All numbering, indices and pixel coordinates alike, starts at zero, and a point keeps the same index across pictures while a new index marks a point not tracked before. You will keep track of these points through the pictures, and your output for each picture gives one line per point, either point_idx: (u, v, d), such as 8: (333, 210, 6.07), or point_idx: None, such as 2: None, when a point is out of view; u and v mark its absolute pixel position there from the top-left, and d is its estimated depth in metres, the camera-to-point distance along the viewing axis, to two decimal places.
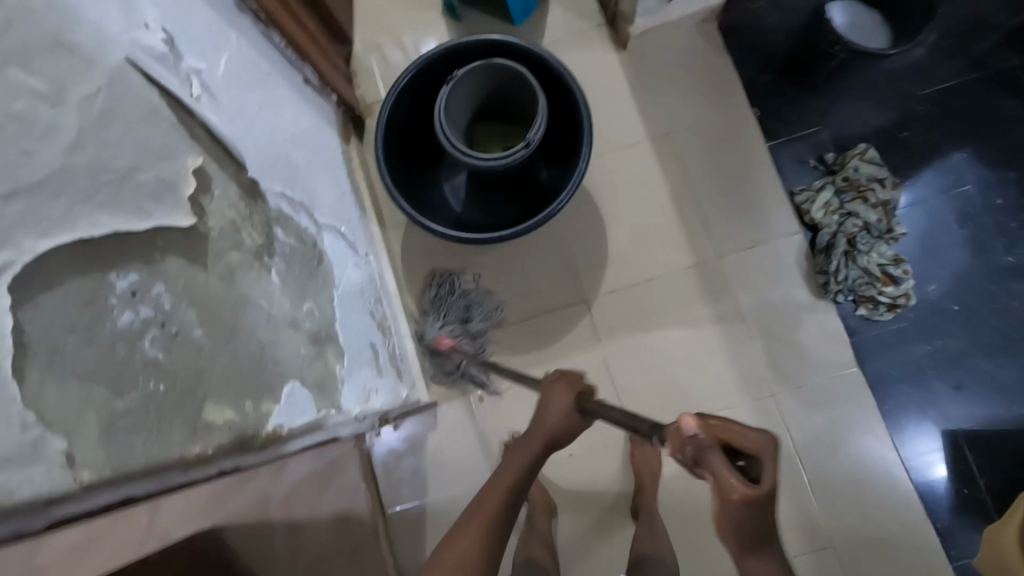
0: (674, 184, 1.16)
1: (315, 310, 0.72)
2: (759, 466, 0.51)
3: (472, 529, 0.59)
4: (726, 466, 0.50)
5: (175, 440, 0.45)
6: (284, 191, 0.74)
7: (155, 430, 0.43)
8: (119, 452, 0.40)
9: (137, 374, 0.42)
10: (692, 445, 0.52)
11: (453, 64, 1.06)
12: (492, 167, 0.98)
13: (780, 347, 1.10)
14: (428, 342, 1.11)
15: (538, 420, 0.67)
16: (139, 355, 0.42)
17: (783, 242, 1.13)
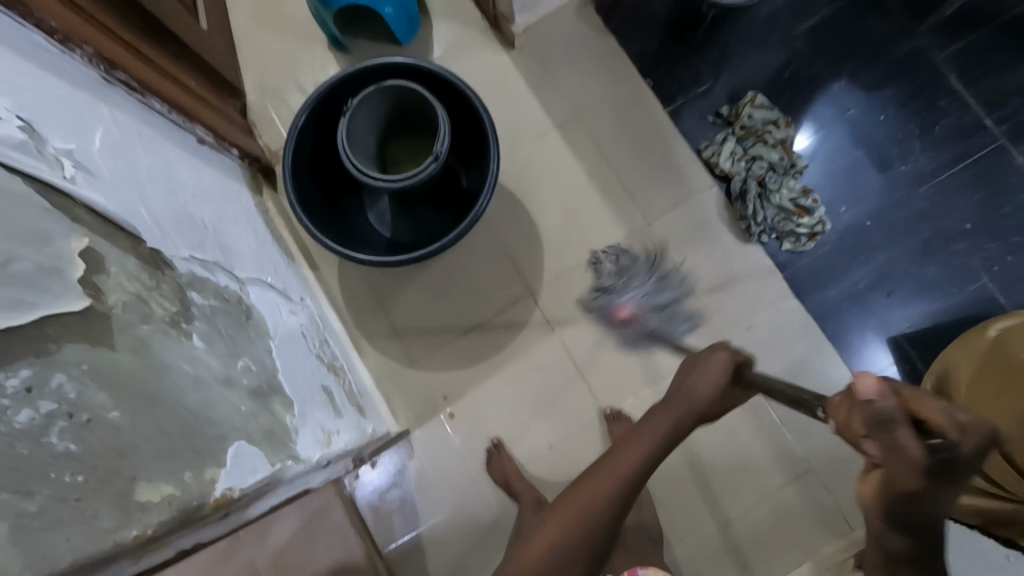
0: (590, 164, 1.19)
1: (252, 365, 0.70)
2: (959, 446, 0.45)
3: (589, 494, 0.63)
4: (912, 443, 0.45)
5: (104, 525, 0.47)
6: (194, 253, 0.72)
7: (76, 519, 0.44)
8: (36, 548, 0.41)
9: (45, 470, 0.41)
10: (874, 412, 0.46)
11: (347, 93, 1.06)
12: (408, 186, 0.98)
13: (673, 326, 1.13)
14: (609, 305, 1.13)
15: (685, 386, 0.68)
16: (47, 450, 0.41)
17: (703, 197, 1.17)
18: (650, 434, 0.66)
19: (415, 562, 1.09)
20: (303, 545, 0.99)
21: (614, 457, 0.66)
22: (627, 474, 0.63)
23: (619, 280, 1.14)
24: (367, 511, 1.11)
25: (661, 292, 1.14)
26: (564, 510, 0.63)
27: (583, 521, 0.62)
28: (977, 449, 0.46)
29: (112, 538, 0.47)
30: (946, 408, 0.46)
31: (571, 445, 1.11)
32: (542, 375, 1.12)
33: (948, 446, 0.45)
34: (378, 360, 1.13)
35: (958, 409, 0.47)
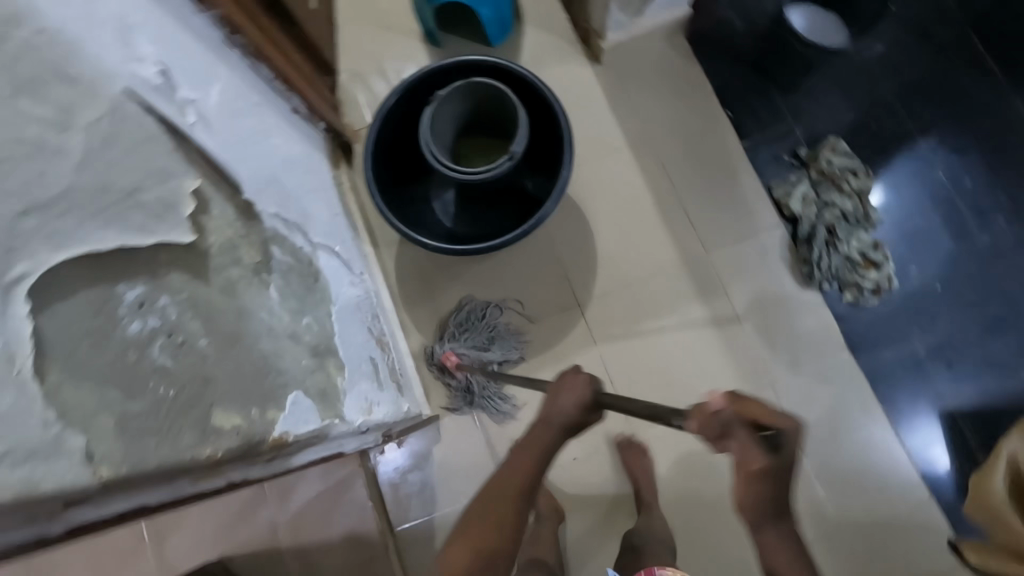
0: (656, 187, 1.20)
1: (314, 324, 0.73)
2: (788, 441, 0.55)
3: (486, 515, 0.62)
4: (749, 439, 0.53)
5: (185, 441, 0.48)
6: (280, 211, 0.75)
7: (163, 429, 0.46)
8: (133, 445, 0.43)
9: (146, 379, 0.45)
10: (720, 420, 0.53)
11: (435, 85, 1.10)
12: (481, 180, 1.01)
13: (496, 398, 1.13)
14: (436, 358, 1.13)
15: (546, 411, 0.66)
16: (150, 361, 0.45)
17: (767, 235, 1.16)
18: (524, 460, 0.65)
19: (423, 546, 1.10)
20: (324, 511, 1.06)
21: (494, 485, 0.64)
22: (510, 495, 0.63)
23: (484, 335, 1.14)
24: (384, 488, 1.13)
25: (489, 348, 1.14)
26: (467, 530, 0.62)
27: (482, 542, 0.60)
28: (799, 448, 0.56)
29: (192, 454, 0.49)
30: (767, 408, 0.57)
31: (593, 460, 1.11)
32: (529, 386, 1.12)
33: (778, 440, 0.55)
34: (419, 344, 1.16)
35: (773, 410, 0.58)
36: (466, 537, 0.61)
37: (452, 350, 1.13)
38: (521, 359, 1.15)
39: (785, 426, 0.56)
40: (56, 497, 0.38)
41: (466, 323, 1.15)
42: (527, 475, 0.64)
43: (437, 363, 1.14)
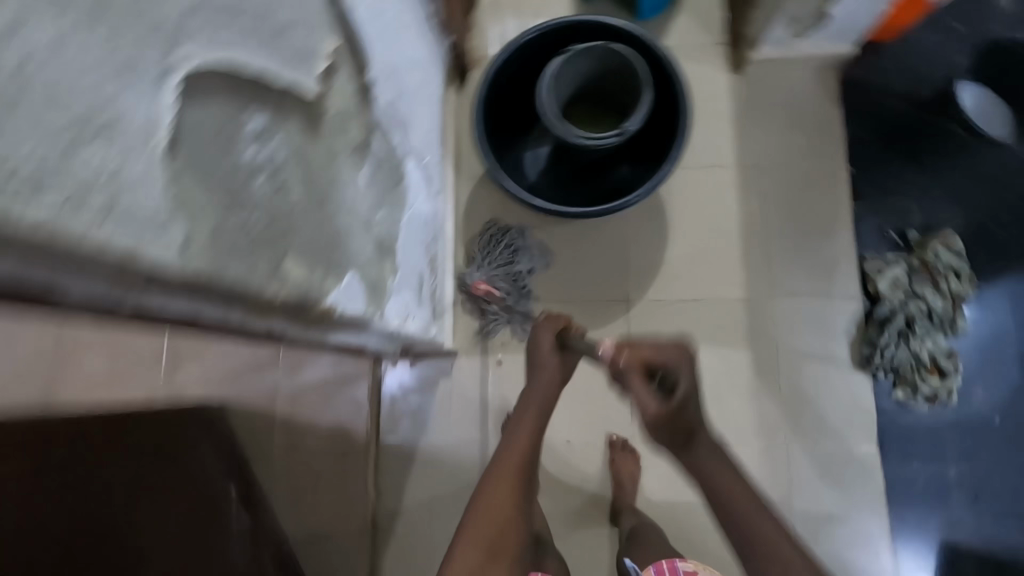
0: (748, 216, 1.14)
1: (385, 220, 0.74)
2: (675, 375, 0.67)
3: (510, 464, 0.72)
4: (640, 382, 0.67)
5: (265, 273, 0.45)
6: (389, 104, 0.77)
7: (252, 256, 0.43)
8: (223, 261, 0.39)
9: (249, 203, 0.43)
10: (615, 366, 0.68)
11: (571, 38, 1.07)
12: (581, 144, 0.98)
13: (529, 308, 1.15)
14: (468, 286, 1.14)
15: (534, 360, 0.81)
16: (255, 190, 0.44)
17: (841, 305, 1.10)
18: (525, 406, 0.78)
19: (401, 465, 1.13)
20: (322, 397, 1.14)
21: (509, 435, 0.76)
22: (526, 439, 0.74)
23: (512, 254, 1.15)
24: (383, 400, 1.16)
25: (518, 265, 1.15)
26: (500, 478, 0.71)
27: (513, 486, 0.71)
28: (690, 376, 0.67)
29: (267, 287, 0.46)
30: (656, 348, 0.69)
31: (584, 451, 1.11)
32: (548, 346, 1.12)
33: (667, 375, 0.67)
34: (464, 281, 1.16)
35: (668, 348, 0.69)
36: (498, 474, 0.72)
37: (484, 277, 1.13)
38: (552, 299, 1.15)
39: (670, 369, 0.68)
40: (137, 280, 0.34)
41: (490, 247, 1.15)
42: (530, 439, 0.74)
43: (468, 293, 1.14)
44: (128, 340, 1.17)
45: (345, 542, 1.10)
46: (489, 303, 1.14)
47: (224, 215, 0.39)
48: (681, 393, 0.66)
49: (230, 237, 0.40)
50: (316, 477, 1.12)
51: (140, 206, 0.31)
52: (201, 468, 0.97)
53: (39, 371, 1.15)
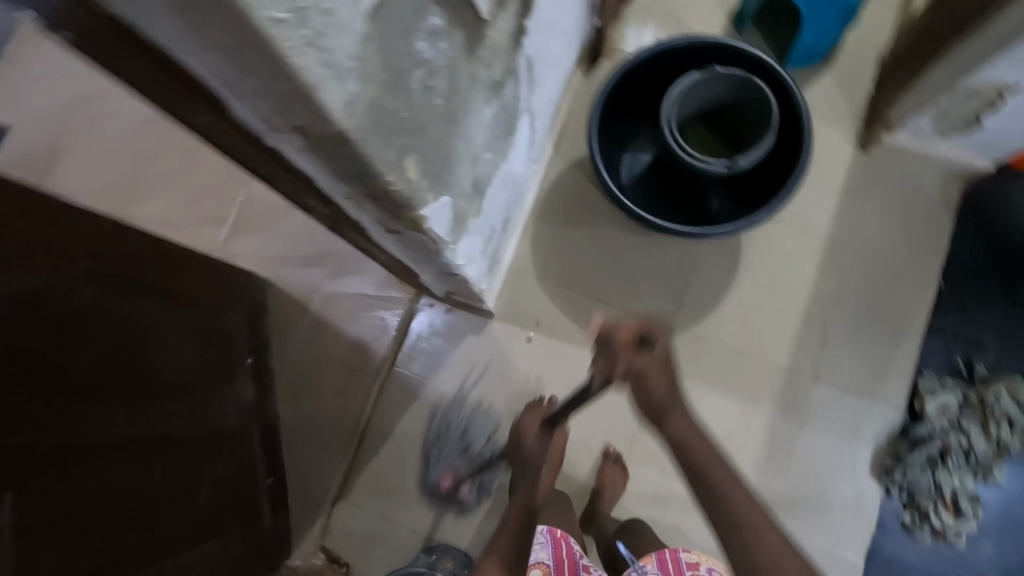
0: (822, 292, 1.11)
1: (487, 163, 0.75)
2: (655, 340, 0.68)
3: (510, 525, 0.86)
4: (628, 353, 0.66)
5: (388, 163, 0.47)
6: (529, 59, 0.79)
7: (385, 140, 0.45)
8: (366, 133, 0.41)
9: (403, 90, 0.44)
10: (602, 340, 0.67)
11: (716, 58, 1.05)
12: (689, 164, 0.97)
13: (486, 489, 1.10)
14: (431, 484, 1.10)
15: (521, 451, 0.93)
16: (411, 81, 0.45)
17: (880, 411, 1.07)
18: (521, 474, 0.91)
19: (403, 399, 1.14)
20: (355, 309, 1.17)
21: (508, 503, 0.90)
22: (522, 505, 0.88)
23: (456, 450, 1.11)
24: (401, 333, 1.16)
25: (472, 448, 1.11)
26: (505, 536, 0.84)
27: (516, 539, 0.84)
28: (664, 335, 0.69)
29: (382, 175, 0.47)
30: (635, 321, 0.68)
31: (578, 451, 1.11)
32: (572, 351, 1.14)
33: (646, 343, 0.67)
34: (523, 251, 1.17)
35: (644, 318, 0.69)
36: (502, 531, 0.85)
37: (448, 471, 1.10)
38: (580, 323, 1.14)
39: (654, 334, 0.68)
40: (298, 113, 0.36)
41: (441, 435, 1.12)
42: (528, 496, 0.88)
43: (431, 488, 1.11)
44: (204, 194, 1.23)
45: (330, 447, 1.14)
46: (460, 494, 1.10)
47: (381, 93, 0.41)
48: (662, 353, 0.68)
49: (379, 116, 0.42)
50: (324, 379, 1.15)
51: (335, 50, 0.33)
52: (226, 331, 1.01)
53: (120, 193, 1.23)
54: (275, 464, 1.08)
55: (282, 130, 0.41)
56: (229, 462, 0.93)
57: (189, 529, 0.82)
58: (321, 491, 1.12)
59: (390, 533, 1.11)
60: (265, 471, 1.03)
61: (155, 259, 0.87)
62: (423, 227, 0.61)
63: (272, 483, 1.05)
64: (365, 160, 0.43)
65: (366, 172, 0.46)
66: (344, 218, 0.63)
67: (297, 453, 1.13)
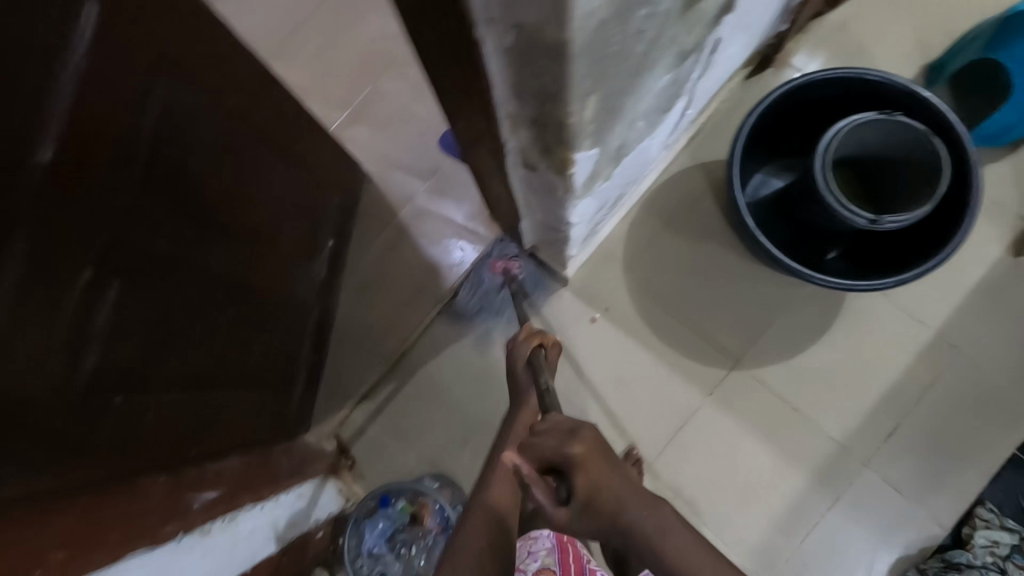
0: (910, 384, 1.04)
1: (637, 130, 0.72)
2: (578, 477, 0.54)
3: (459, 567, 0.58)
4: (542, 488, 0.57)
5: (579, 94, 0.45)
6: (718, 41, 0.74)
7: (588, 69, 0.43)
8: (582, 53, 0.39)
9: (626, 23, 0.42)
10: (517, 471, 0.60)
11: (900, 105, 0.95)
12: (830, 205, 0.90)
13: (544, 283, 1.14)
14: (477, 265, 1.15)
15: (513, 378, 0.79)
16: (636, 16, 0.42)
17: (924, 523, 1.00)
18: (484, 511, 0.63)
19: (453, 331, 1.15)
20: (439, 231, 1.18)
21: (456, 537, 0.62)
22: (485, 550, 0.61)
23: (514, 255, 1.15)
24: (472, 269, 1.16)
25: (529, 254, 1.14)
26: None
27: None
28: (605, 466, 0.54)
29: (566, 104, 0.45)
30: (555, 446, 0.56)
31: None
32: (631, 347, 1.10)
33: (570, 474, 0.54)
34: (618, 234, 1.13)
35: (569, 443, 0.55)
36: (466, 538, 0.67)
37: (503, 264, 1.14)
38: (648, 323, 1.10)
39: (566, 470, 0.54)
40: (537, 8, 0.34)
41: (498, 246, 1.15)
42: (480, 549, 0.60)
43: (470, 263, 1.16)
44: (338, 76, 1.25)
45: (371, 350, 1.15)
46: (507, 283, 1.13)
47: (611, 17, 0.38)
48: (587, 493, 0.53)
49: (598, 40, 0.39)
50: (388, 284, 1.17)
51: None
52: (321, 211, 1.05)
53: (266, 49, 1.26)
54: (321, 346, 1.11)
55: (500, 26, 0.39)
56: (287, 330, 0.98)
57: (245, 373, 0.86)
58: (350, 388, 1.14)
59: (395, 447, 1.12)
60: (311, 349, 1.07)
61: (289, 119, 0.89)
62: (567, 172, 0.59)
63: (313, 362, 1.09)
64: (564, 81, 0.41)
65: (555, 94, 0.44)
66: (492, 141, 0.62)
67: (341, 344, 1.15)
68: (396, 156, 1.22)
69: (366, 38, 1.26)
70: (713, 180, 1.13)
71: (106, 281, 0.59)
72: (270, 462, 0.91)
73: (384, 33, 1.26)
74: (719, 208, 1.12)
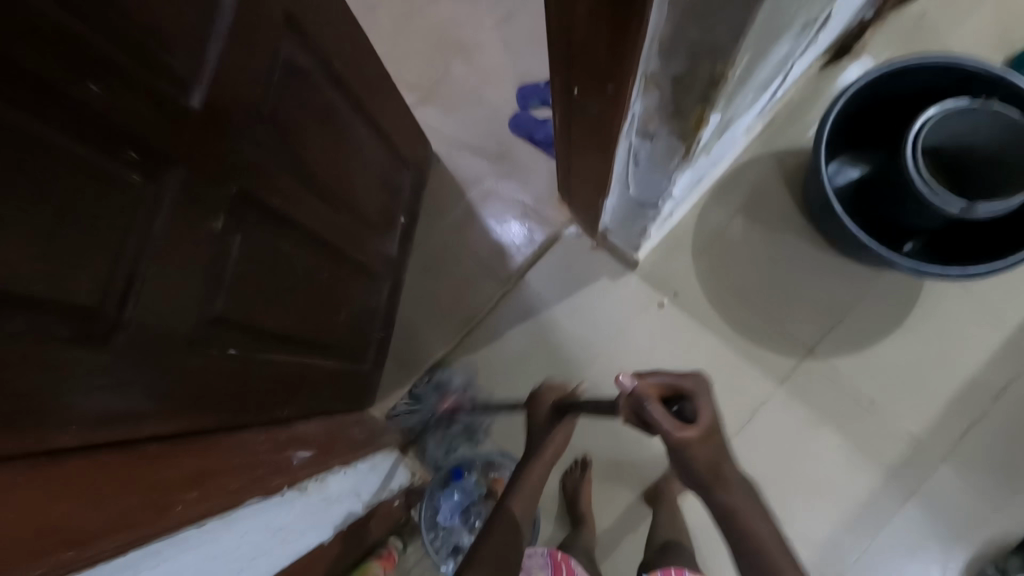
0: (989, 380, 1.02)
1: (744, 104, 0.71)
2: (700, 400, 0.59)
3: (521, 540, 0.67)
4: (661, 413, 0.57)
5: (742, 50, 0.44)
6: (828, 18, 0.73)
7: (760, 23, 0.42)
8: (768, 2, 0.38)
9: None
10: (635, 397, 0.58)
11: (995, 93, 0.93)
12: (920, 191, 0.89)
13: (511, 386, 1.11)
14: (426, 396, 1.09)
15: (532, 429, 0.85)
16: None
17: (1000, 520, 0.98)
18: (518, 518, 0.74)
19: (519, 311, 1.14)
20: (506, 211, 1.18)
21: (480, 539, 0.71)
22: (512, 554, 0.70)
23: (448, 386, 1.10)
24: (540, 250, 1.16)
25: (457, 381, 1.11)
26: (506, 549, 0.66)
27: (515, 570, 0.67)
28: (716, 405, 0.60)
29: (725, 61, 0.45)
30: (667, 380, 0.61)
31: None
32: (700, 334, 1.09)
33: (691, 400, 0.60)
34: (688, 219, 1.12)
35: (683, 381, 0.60)
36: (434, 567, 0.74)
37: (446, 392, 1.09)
38: (718, 311, 1.10)
39: (690, 395, 0.60)
40: None
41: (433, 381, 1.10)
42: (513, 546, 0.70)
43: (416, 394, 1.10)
44: (408, 59, 1.26)
45: (437, 328, 1.16)
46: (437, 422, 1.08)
47: None
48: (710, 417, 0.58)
49: None
50: (453, 263, 1.18)
51: None
52: (396, 187, 1.06)
53: None
54: (389, 322, 1.12)
55: None
56: (363, 301, 0.98)
57: (328, 338, 0.87)
58: (414, 364, 1.15)
59: None
60: (380, 324, 1.08)
61: (378, 91, 0.90)
62: (695, 134, 0.58)
63: (382, 336, 1.10)
64: (739, 29, 0.40)
65: (718, 49, 0.44)
66: (613, 111, 0.62)
67: (407, 320, 1.16)
68: (463, 136, 1.22)
69: (436, 20, 1.27)
70: (787, 168, 1.12)
71: (233, 230, 0.60)
72: (348, 428, 0.92)
73: (455, 16, 1.26)
74: (793, 196, 1.11)
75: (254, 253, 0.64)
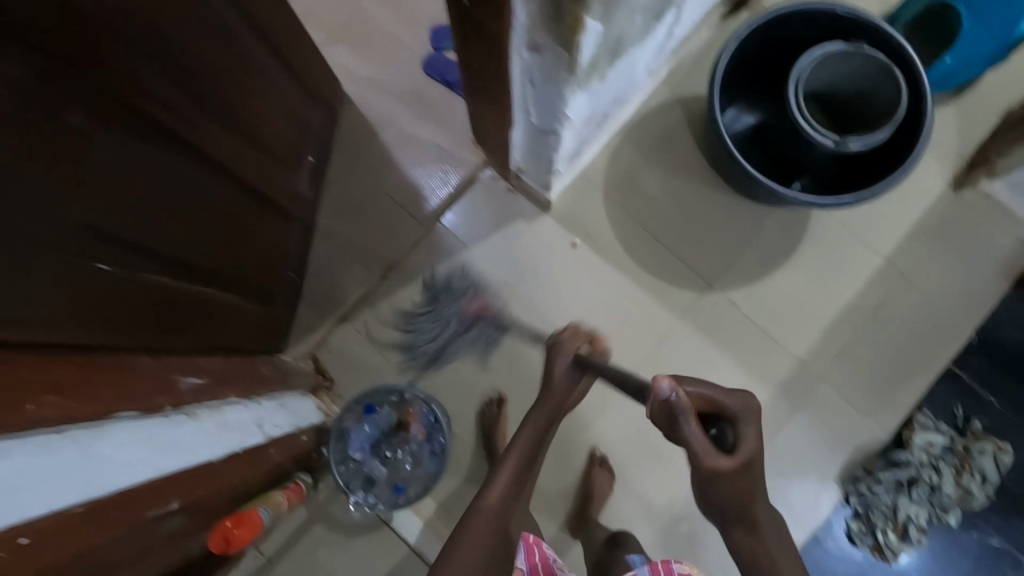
0: (861, 306, 1.13)
1: (635, 27, 0.74)
2: (741, 427, 0.63)
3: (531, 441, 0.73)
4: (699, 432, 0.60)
5: None
6: None
7: None
8: None
9: None
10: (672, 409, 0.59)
11: (868, 40, 1.01)
12: (800, 127, 0.96)
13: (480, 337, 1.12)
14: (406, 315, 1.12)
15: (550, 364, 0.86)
16: None
17: (868, 429, 1.10)
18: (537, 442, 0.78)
19: (437, 254, 1.14)
20: (423, 153, 1.17)
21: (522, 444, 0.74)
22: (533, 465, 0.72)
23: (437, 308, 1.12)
24: (457, 193, 1.16)
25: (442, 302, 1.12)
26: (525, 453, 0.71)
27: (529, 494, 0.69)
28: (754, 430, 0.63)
29: None
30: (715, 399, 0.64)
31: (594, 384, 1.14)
32: (608, 272, 1.14)
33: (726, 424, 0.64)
34: (599, 163, 1.16)
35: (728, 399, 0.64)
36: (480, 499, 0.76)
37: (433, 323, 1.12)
38: (627, 251, 1.14)
39: (730, 418, 0.64)
40: None
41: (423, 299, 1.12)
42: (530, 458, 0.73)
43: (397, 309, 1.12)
44: None
45: (350, 271, 1.14)
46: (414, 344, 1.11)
47: None
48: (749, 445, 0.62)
49: None
50: (369, 207, 1.16)
51: None
52: (305, 124, 1.02)
53: None
54: (301, 265, 1.09)
55: None
56: (268, 238, 0.95)
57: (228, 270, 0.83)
58: (329, 309, 1.13)
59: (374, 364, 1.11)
60: (292, 264, 1.05)
61: None
62: (575, 41, 0.60)
63: (293, 278, 1.07)
64: None
65: None
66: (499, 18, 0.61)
67: (321, 264, 1.13)
68: (379, 79, 1.19)
69: None
70: (690, 113, 1.17)
71: (95, 129, 0.52)
72: (251, 366, 0.89)
73: None
74: (696, 139, 1.16)
75: (155, 168, 0.61)
